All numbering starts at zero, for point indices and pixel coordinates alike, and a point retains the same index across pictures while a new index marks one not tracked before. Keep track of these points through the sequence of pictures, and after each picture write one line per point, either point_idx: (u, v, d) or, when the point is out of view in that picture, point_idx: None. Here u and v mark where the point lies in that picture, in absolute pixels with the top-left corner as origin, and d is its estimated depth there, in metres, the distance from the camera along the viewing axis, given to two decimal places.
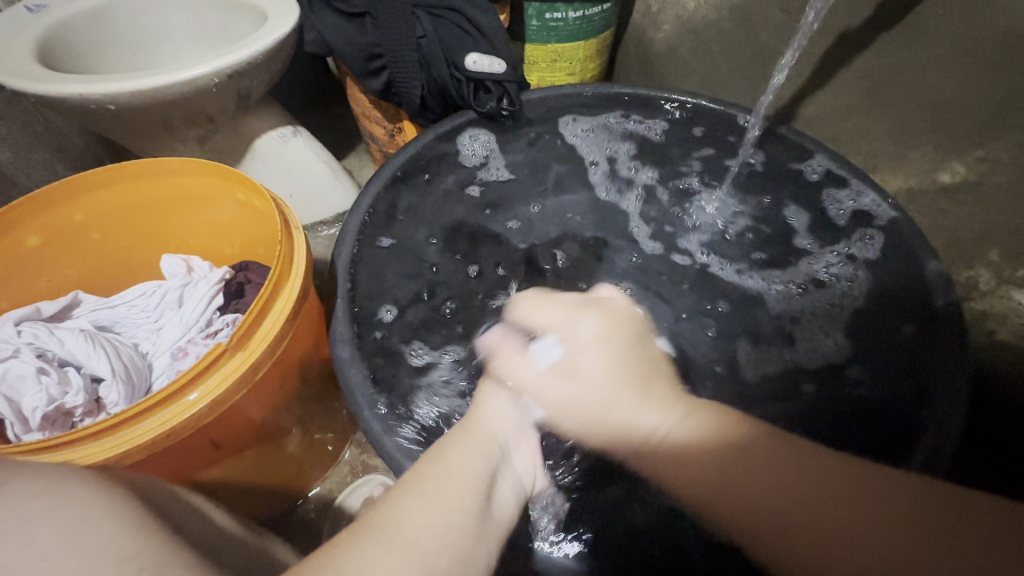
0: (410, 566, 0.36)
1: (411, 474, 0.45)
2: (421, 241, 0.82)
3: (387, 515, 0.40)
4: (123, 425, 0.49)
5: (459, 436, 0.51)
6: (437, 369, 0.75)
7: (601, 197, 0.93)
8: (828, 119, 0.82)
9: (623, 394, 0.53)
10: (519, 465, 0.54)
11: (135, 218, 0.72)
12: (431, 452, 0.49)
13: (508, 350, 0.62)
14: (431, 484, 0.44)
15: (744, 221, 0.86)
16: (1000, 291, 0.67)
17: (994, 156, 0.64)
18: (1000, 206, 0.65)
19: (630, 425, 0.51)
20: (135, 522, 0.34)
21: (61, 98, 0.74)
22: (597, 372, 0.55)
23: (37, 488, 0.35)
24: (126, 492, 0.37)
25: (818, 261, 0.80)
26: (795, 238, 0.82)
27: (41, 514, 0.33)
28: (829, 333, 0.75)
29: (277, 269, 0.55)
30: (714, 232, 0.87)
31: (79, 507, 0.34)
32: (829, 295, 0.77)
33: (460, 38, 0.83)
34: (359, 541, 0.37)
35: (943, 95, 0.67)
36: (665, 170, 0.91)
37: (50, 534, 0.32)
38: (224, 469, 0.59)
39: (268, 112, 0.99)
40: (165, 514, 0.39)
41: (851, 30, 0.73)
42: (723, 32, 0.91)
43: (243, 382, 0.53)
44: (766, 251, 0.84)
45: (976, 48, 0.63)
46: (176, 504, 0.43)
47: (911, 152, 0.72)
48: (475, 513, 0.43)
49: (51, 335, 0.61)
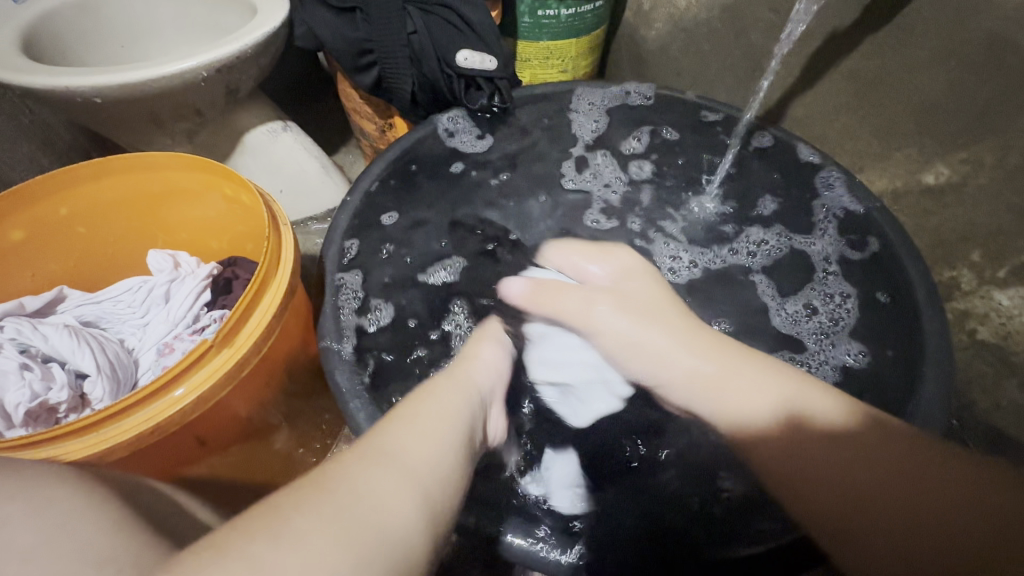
0: (401, 484, 0.38)
1: (405, 408, 0.47)
2: (410, 232, 0.82)
3: (386, 442, 0.42)
4: (108, 422, 0.48)
5: (440, 384, 0.53)
6: (367, 306, 0.74)
7: (567, 187, 0.91)
8: (817, 119, 0.83)
9: (676, 346, 0.59)
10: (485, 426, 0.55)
11: (121, 213, 0.72)
12: (417, 393, 0.50)
13: (543, 294, 0.68)
14: (425, 421, 0.45)
15: (736, 252, 0.85)
16: (982, 291, 0.67)
17: (977, 158, 0.65)
18: (982, 207, 0.65)
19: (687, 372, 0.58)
20: (113, 521, 0.33)
21: (46, 90, 0.73)
22: (637, 334, 0.61)
23: (13, 488, 0.34)
24: (107, 491, 0.37)
25: (822, 279, 0.78)
26: (809, 256, 0.80)
27: (17, 515, 0.32)
28: (841, 342, 0.73)
29: (264, 265, 0.55)
30: (691, 251, 0.87)
31: (48, 512, 0.33)
32: (826, 315, 0.76)
33: (450, 33, 0.83)
34: (358, 460, 0.39)
35: (929, 97, 0.68)
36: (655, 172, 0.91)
37: (27, 538, 0.31)
38: (212, 465, 0.59)
39: (258, 107, 0.98)
40: (144, 510, 0.39)
41: (840, 30, 0.74)
42: (714, 31, 0.92)
43: (228, 379, 0.53)
44: (776, 273, 0.81)
45: (963, 51, 0.63)
46: (155, 500, 0.42)
47: (897, 152, 0.73)
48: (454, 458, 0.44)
49: (34, 330, 0.60)
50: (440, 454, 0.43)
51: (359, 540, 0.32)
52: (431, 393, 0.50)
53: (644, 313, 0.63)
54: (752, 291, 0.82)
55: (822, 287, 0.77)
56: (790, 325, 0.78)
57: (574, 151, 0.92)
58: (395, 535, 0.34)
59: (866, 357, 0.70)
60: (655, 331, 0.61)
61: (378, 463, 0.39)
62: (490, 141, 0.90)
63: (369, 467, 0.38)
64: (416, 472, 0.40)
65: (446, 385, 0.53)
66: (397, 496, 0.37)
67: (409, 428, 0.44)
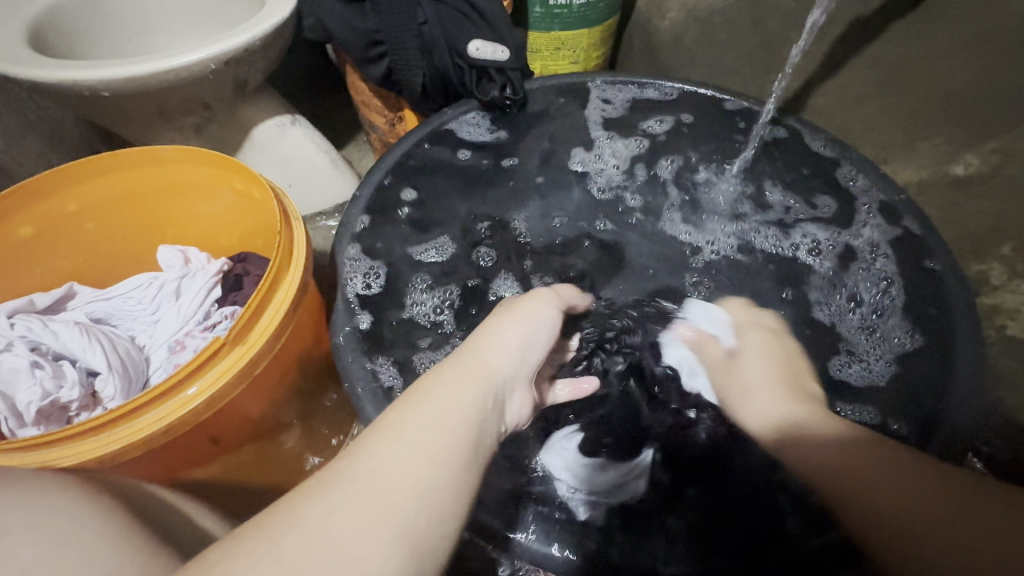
0: (374, 527, 0.32)
1: (392, 414, 0.40)
2: (430, 225, 0.82)
3: (356, 469, 0.35)
4: (119, 423, 0.47)
5: (450, 369, 0.45)
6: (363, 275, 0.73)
7: (576, 169, 0.90)
8: (838, 109, 0.80)
9: (769, 394, 0.62)
10: (512, 408, 0.49)
11: (131, 208, 0.71)
12: (418, 386, 0.43)
13: (705, 337, 0.73)
14: (414, 432, 0.38)
15: (783, 243, 0.82)
16: (1013, 286, 0.65)
17: (1009, 147, 0.63)
18: (1012, 198, 0.63)
19: (763, 410, 0.60)
20: (118, 530, 0.32)
21: (54, 84, 0.72)
22: (757, 376, 0.64)
23: (17, 495, 0.33)
24: (111, 500, 0.36)
25: (871, 267, 0.75)
26: (847, 243, 0.78)
27: (19, 525, 0.31)
28: (894, 330, 0.70)
29: (275, 261, 0.54)
30: (742, 243, 0.83)
31: (50, 521, 0.32)
32: (869, 305, 0.74)
33: (462, 25, 0.81)
34: (320, 499, 0.33)
35: (957, 84, 0.66)
36: (679, 159, 0.89)
37: (27, 550, 0.30)
38: (224, 464, 0.58)
39: (266, 101, 0.97)
40: (150, 520, 0.37)
41: (863, 17, 0.74)
42: (730, 20, 0.90)
43: (241, 378, 0.52)
44: (828, 259, 0.79)
45: (992, 37, 0.64)
46: (161, 507, 0.41)
47: (921, 143, 0.71)
48: (454, 478, 0.38)
49: (44, 328, 0.59)
50: (432, 471, 0.37)
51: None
52: (435, 384, 0.43)
53: (793, 388, 0.62)
54: (809, 278, 0.79)
55: (869, 273, 0.75)
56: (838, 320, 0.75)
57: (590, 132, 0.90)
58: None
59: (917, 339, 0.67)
60: (758, 359, 0.66)
61: (349, 490, 0.34)
62: (504, 134, 0.89)
63: (326, 509, 0.32)
64: (388, 500, 0.34)
65: (454, 369, 0.45)
66: (364, 535, 0.32)
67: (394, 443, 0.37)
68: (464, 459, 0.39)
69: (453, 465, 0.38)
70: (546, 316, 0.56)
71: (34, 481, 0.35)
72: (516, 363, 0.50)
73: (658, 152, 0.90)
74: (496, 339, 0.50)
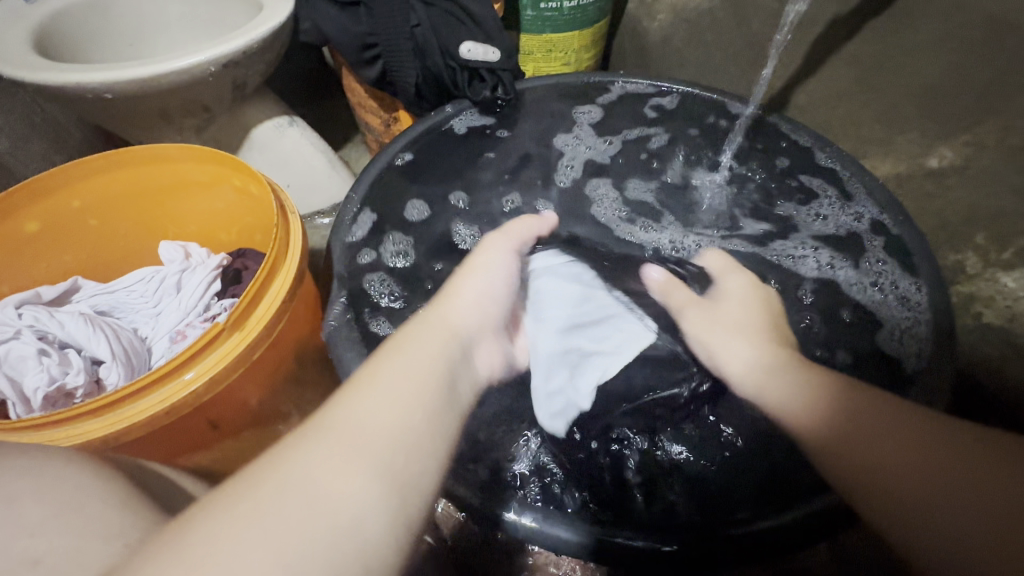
0: (342, 468, 0.34)
1: (362, 372, 0.42)
2: (419, 208, 0.82)
3: (330, 420, 0.38)
4: (123, 405, 0.50)
5: (411, 329, 0.48)
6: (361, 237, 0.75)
7: (553, 141, 0.91)
8: (819, 106, 0.83)
9: (744, 338, 0.56)
10: (477, 366, 0.51)
11: (135, 207, 0.74)
12: (385, 347, 0.46)
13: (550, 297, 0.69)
14: (381, 384, 0.41)
15: (793, 257, 0.78)
16: (988, 274, 0.65)
17: (980, 139, 0.65)
18: (986, 189, 0.65)
19: (725, 358, 0.56)
20: (120, 498, 0.35)
21: (58, 88, 0.75)
22: (737, 315, 0.59)
23: (25, 463, 0.36)
24: (110, 470, 0.38)
25: (871, 253, 0.74)
26: (852, 230, 0.77)
27: (27, 491, 0.34)
28: (873, 313, 0.70)
29: (271, 255, 0.56)
30: (758, 254, 0.80)
31: (60, 485, 0.34)
32: (881, 284, 0.71)
33: (453, 27, 0.84)
34: (297, 447, 0.35)
35: (932, 81, 0.68)
36: (626, 155, 0.91)
37: (36, 512, 0.32)
38: (222, 449, 0.60)
39: (264, 102, 1.00)
40: (150, 492, 0.40)
41: (840, 18, 0.76)
42: (717, 21, 0.93)
43: (240, 362, 0.54)
44: (831, 248, 0.78)
45: (959, 33, 0.66)
46: (160, 483, 0.43)
47: (899, 137, 0.73)
48: (427, 415, 0.40)
49: (51, 318, 0.62)
50: (399, 418, 0.39)
51: (289, 542, 0.30)
52: (400, 345, 0.46)
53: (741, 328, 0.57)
54: (839, 290, 0.74)
55: (868, 259, 0.74)
56: (876, 309, 0.70)
57: (574, 108, 0.93)
58: (326, 525, 0.31)
59: (925, 290, 0.64)
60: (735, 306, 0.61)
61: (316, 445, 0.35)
62: (492, 121, 0.90)
63: (297, 457, 0.34)
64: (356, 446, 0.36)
65: (418, 329, 0.49)
66: (335, 483, 0.33)
67: (359, 401, 0.39)
68: (434, 403, 0.42)
69: (426, 407, 0.41)
70: (504, 269, 0.60)
71: (41, 453, 0.37)
72: (474, 322, 0.53)
73: (631, 129, 0.92)
74: (444, 304, 0.53)
